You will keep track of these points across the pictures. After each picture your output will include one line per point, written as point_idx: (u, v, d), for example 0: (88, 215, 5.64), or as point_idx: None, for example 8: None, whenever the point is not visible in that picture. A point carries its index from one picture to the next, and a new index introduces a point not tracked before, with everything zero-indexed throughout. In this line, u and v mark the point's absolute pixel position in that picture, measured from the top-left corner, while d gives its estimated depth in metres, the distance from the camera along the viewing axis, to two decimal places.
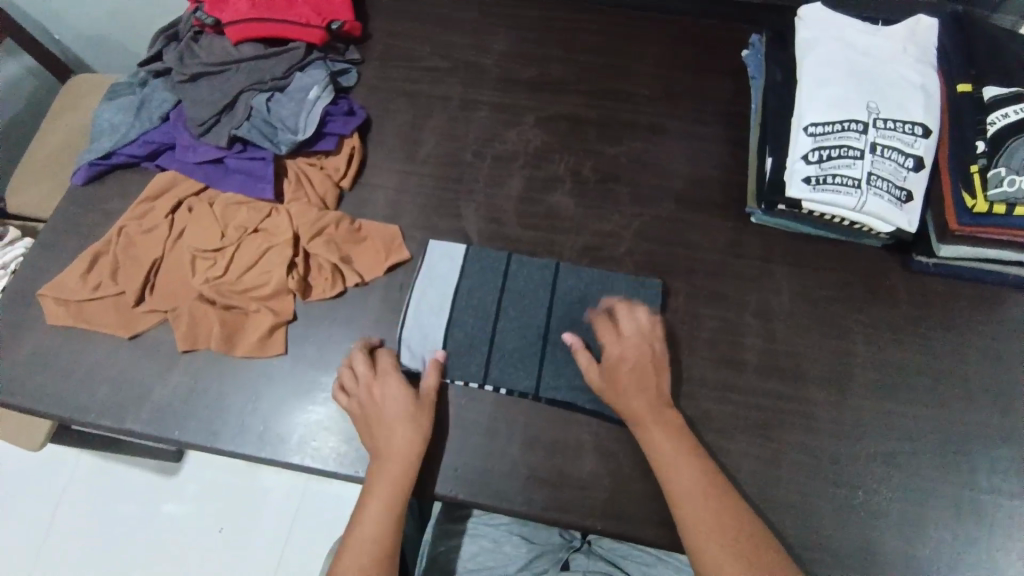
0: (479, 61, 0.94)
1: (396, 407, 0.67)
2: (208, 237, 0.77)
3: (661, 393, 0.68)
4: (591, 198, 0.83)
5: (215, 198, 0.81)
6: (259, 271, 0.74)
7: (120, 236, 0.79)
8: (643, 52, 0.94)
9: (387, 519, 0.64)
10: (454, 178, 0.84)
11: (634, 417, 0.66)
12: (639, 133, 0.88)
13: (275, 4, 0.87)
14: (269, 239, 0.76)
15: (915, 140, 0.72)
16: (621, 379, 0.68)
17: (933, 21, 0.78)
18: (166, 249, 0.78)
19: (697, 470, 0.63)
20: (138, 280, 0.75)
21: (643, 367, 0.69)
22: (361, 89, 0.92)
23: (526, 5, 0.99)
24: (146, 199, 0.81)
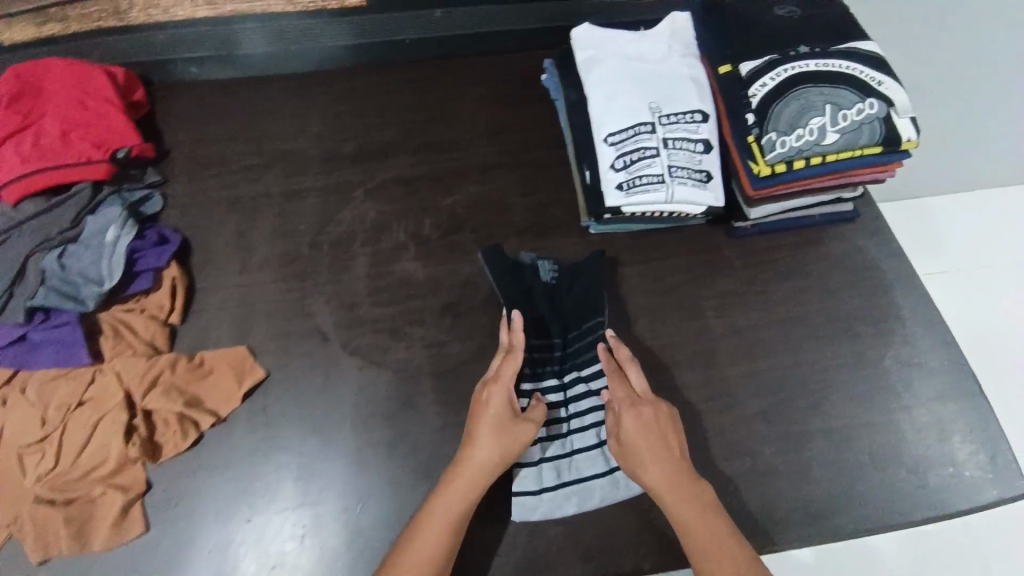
0: (296, 148, 0.91)
1: (494, 422, 0.66)
2: (28, 428, 0.68)
3: (680, 459, 0.66)
4: (438, 255, 0.82)
5: (26, 380, 0.72)
6: (97, 447, 0.66)
7: None
8: (454, 99, 0.96)
9: (447, 537, 0.61)
10: (294, 274, 0.80)
11: (655, 487, 0.64)
12: (470, 177, 0.89)
13: (48, 150, 0.80)
14: (98, 407, 0.68)
15: (699, 123, 0.78)
16: (638, 443, 0.65)
17: (687, 16, 0.85)
18: None
19: (715, 527, 0.62)
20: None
21: (655, 433, 0.66)
22: (171, 211, 0.86)
23: (330, 80, 0.98)
24: None
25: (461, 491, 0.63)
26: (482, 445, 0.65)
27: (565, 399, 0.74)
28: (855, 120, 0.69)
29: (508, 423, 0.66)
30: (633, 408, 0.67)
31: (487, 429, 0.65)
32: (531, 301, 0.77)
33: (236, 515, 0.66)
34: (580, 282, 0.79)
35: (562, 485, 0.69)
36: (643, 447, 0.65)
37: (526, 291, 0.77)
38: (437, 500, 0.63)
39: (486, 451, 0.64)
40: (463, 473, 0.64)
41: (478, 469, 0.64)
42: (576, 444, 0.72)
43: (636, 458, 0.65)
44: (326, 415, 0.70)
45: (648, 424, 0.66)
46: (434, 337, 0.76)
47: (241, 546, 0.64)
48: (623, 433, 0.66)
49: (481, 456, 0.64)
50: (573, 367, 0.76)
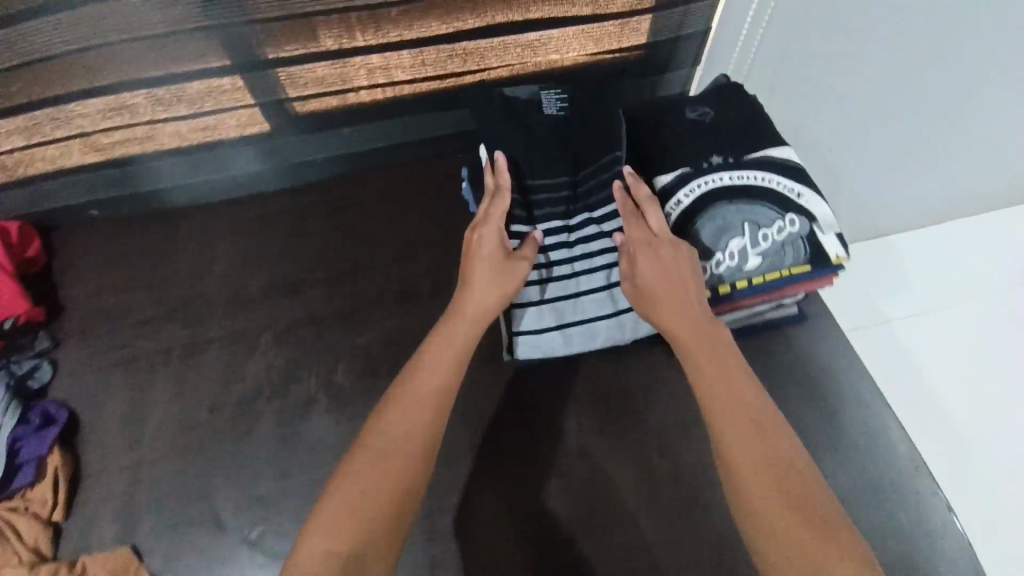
0: (202, 291, 0.86)
1: (487, 263, 0.66)
2: None
3: (700, 304, 0.61)
4: (352, 407, 0.75)
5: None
6: None
7: None
8: (369, 220, 0.90)
9: (445, 386, 0.59)
10: (193, 446, 0.73)
11: (672, 330, 0.60)
12: (387, 309, 0.83)
13: None
14: None
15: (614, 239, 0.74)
16: (651, 281, 0.62)
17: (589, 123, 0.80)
18: None
19: (750, 399, 0.55)
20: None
21: (672, 274, 0.62)
22: (63, 379, 0.79)
23: (239, 209, 0.93)
24: None
25: (448, 339, 0.62)
26: (477, 287, 0.65)
27: (569, 243, 0.74)
28: (776, 240, 0.64)
29: (500, 261, 0.67)
30: (648, 249, 0.64)
31: (480, 270, 0.66)
32: (530, 133, 0.77)
33: None
34: (593, 119, 0.77)
35: (565, 324, 0.72)
36: (659, 287, 0.62)
37: (529, 132, 0.77)
38: (434, 348, 0.62)
39: (477, 296, 0.65)
40: (463, 310, 0.64)
41: (478, 301, 0.64)
42: (584, 286, 0.73)
43: (650, 298, 0.62)
44: None
45: (666, 262, 0.63)
46: None
47: None
48: (636, 271, 0.64)
49: (473, 301, 0.64)
50: (585, 207, 0.76)
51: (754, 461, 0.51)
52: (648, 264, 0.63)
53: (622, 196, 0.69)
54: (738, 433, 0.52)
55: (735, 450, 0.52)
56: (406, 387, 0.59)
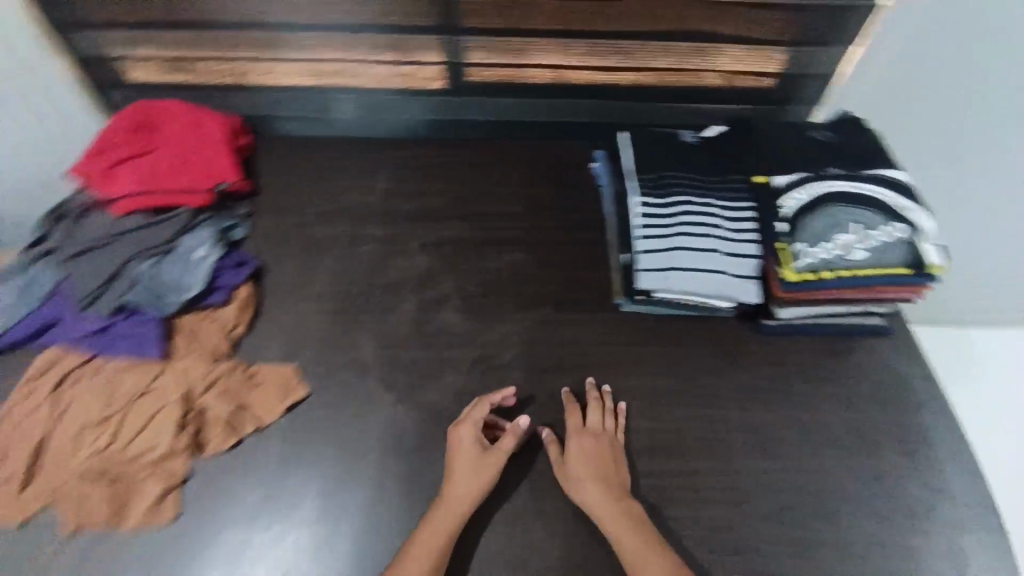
0: (369, 200, 1.04)
1: (467, 461, 0.73)
2: (95, 406, 0.77)
3: (619, 484, 0.73)
4: (479, 311, 0.90)
5: (87, 372, 0.81)
6: (149, 435, 0.74)
7: (4, 421, 0.78)
8: (512, 175, 1.07)
9: (426, 565, 0.66)
10: (349, 310, 0.90)
11: (597, 509, 0.71)
12: (516, 246, 0.98)
13: (163, 176, 0.95)
14: (158, 399, 0.77)
15: (737, 215, 0.84)
16: (578, 469, 0.73)
17: (722, 126, 0.94)
18: (50, 427, 0.76)
19: (668, 571, 0.66)
20: (18, 470, 0.73)
21: (598, 459, 0.74)
22: (254, 238, 0.98)
23: (409, 146, 1.12)
24: (32, 376, 0.81)
25: (427, 527, 0.69)
26: (456, 481, 0.72)
27: (690, 213, 0.84)
28: (878, 241, 0.77)
29: (479, 457, 0.73)
30: (577, 436, 0.76)
31: (461, 467, 0.73)
32: (667, 141, 0.92)
33: (258, 520, 0.72)
34: (726, 144, 0.91)
35: (673, 276, 0.81)
36: (589, 473, 0.73)
37: (671, 146, 0.92)
38: (416, 539, 0.68)
39: (456, 489, 0.71)
40: (446, 500, 0.71)
41: (456, 500, 0.70)
42: (697, 250, 0.82)
43: (577, 481, 0.73)
44: (355, 442, 0.77)
45: (588, 444, 0.75)
46: (464, 384, 0.82)
47: (255, 550, 0.70)
48: (567, 458, 0.75)
49: (454, 494, 0.71)
50: (707, 191, 0.86)
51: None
52: (583, 451, 0.75)
53: (566, 390, 0.82)
54: None
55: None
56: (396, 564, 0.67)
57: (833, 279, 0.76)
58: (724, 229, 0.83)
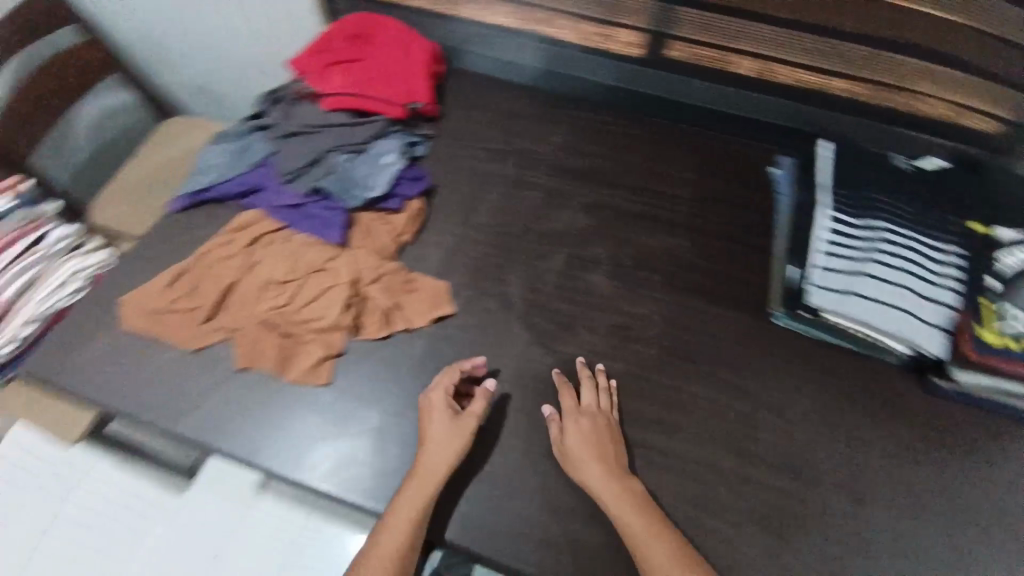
0: (539, 149, 1.07)
1: (444, 422, 0.74)
2: (280, 268, 0.86)
3: (615, 464, 0.72)
4: (626, 282, 0.90)
5: (274, 235, 0.90)
6: (319, 306, 0.83)
7: (201, 258, 0.88)
8: (685, 159, 1.05)
9: (411, 525, 0.68)
10: (503, 247, 0.93)
11: (599, 489, 0.70)
12: (675, 229, 0.96)
13: (368, 84, 1.02)
14: (332, 277, 0.85)
15: (937, 260, 0.82)
16: (579, 451, 0.72)
17: (937, 166, 0.91)
18: (239, 275, 0.86)
19: (670, 554, 0.65)
20: (209, 301, 0.83)
21: (597, 441, 0.73)
22: (429, 159, 1.04)
23: (587, 107, 1.13)
24: (233, 228, 0.91)
25: (408, 489, 0.70)
26: (433, 449, 0.72)
27: (881, 244, 0.83)
28: None
29: (452, 422, 0.74)
30: (574, 415, 0.75)
31: (437, 434, 0.73)
32: (875, 169, 0.92)
33: (393, 408, 0.79)
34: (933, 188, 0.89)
35: (851, 300, 0.80)
36: (585, 454, 0.72)
37: (879, 174, 0.91)
38: (399, 503, 0.70)
39: (433, 453, 0.72)
40: (422, 468, 0.71)
41: (436, 462, 0.71)
42: (880, 281, 0.81)
43: (576, 460, 0.72)
44: (487, 369, 0.82)
45: (592, 430, 0.74)
46: (599, 345, 0.84)
47: (387, 434, 0.77)
48: (565, 439, 0.74)
49: (430, 458, 0.72)
50: (905, 227, 0.85)
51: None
52: (578, 429, 0.74)
53: (556, 372, 0.80)
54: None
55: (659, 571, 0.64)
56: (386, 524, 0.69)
57: None
58: (914, 270, 0.81)
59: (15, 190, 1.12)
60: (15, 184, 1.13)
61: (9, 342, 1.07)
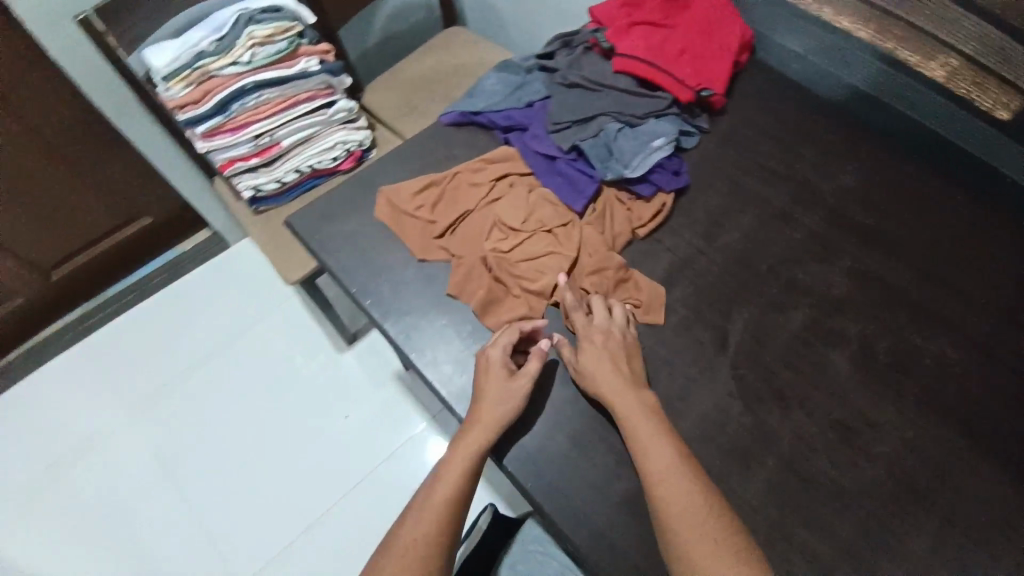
0: (821, 186, 0.92)
1: (498, 374, 0.74)
2: (514, 215, 0.87)
3: (623, 375, 0.71)
4: (872, 377, 0.76)
5: (517, 177, 0.92)
6: (537, 267, 0.83)
7: (452, 176, 0.93)
8: (1013, 264, 0.82)
9: (469, 468, 0.69)
10: (740, 279, 0.84)
11: (605, 395, 0.70)
12: (961, 343, 0.77)
13: (667, 55, 0.95)
14: (557, 244, 0.85)
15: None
16: (590, 366, 0.72)
17: None
18: (478, 206, 0.90)
19: (671, 460, 0.63)
20: (444, 222, 0.89)
21: (606, 358, 0.73)
22: (692, 155, 0.96)
23: (904, 155, 0.93)
24: (487, 160, 0.94)
25: (467, 436, 0.71)
26: (490, 404, 0.72)
27: None
28: None
29: (507, 379, 0.73)
30: (584, 331, 0.76)
31: (493, 388, 0.73)
32: None
33: (568, 395, 0.77)
34: None
35: None
36: (595, 365, 0.72)
37: None
38: (453, 452, 0.70)
39: (489, 401, 0.72)
40: (479, 417, 0.72)
41: (494, 412, 0.72)
42: None
43: (587, 370, 0.72)
44: (675, 401, 0.76)
45: (593, 352, 0.73)
46: (809, 433, 0.73)
47: (555, 417, 0.76)
48: (579, 357, 0.74)
49: (486, 407, 0.72)
50: None
51: (676, 485, 0.61)
52: (587, 343, 0.74)
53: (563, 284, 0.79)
54: (663, 481, 0.61)
55: (654, 468, 0.63)
56: (445, 471, 0.68)
57: None
58: None
59: (325, 57, 1.18)
60: (327, 52, 1.18)
61: (275, 181, 1.24)
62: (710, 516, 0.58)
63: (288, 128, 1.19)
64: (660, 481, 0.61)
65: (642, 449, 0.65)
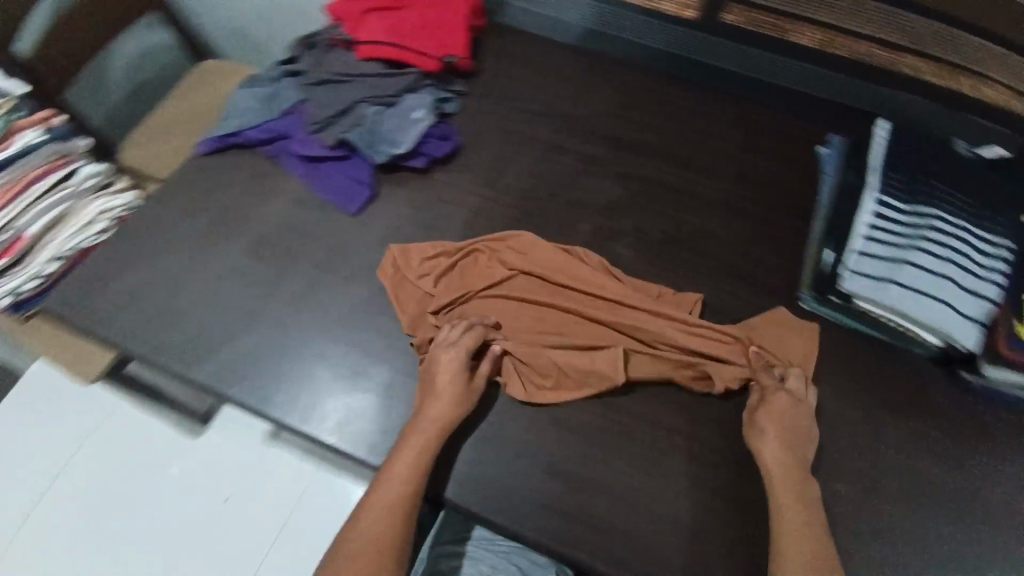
0: (574, 113, 1.03)
1: (450, 378, 0.75)
2: (557, 313, 0.82)
3: (796, 440, 0.71)
4: (652, 257, 0.89)
5: (540, 253, 0.87)
6: (553, 327, 0.81)
7: (471, 251, 0.87)
8: (728, 132, 1.00)
9: (419, 467, 0.70)
10: (528, 214, 0.92)
11: (770, 462, 0.70)
12: (709, 206, 0.93)
13: (404, 31, 0.99)
14: (591, 305, 0.82)
15: (990, 247, 0.77)
16: (766, 425, 0.72)
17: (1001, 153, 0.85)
18: (494, 286, 0.84)
19: (802, 522, 0.66)
20: (447, 296, 0.83)
21: (788, 423, 0.72)
22: (460, 117, 1.01)
23: (630, 70, 1.07)
24: (509, 240, 0.88)
25: (417, 435, 0.72)
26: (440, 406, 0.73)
27: (938, 232, 0.77)
28: None
29: (466, 384, 0.75)
30: (773, 396, 0.74)
31: (442, 387, 0.74)
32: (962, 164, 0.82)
33: (405, 368, 0.81)
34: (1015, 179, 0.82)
35: (881, 298, 0.76)
36: (768, 426, 0.72)
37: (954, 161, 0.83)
38: (401, 452, 0.71)
39: (440, 405, 0.73)
40: (425, 417, 0.73)
41: (442, 410, 0.73)
42: (926, 272, 0.76)
43: (762, 432, 0.72)
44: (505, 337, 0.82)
45: (775, 430, 0.71)
46: None
47: (397, 391, 0.79)
48: (757, 411, 0.73)
49: (436, 409, 0.73)
50: (962, 216, 0.78)
51: (802, 552, 0.64)
52: (776, 404, 0.73)
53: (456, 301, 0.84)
54: (787, 539, 0.65)
55: (782, 528, 0.66)
56: (392, 472, 0.70)
57: None
58: (962, 264, 0.76)
59: (48, 123, 1.06)
60: (48, 117, 1.06)
61: (32, 278, 1.09)
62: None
63: (29, 213, 1.04)
64: (784, 550, 0.65)
65: (781, 510, 0.67)
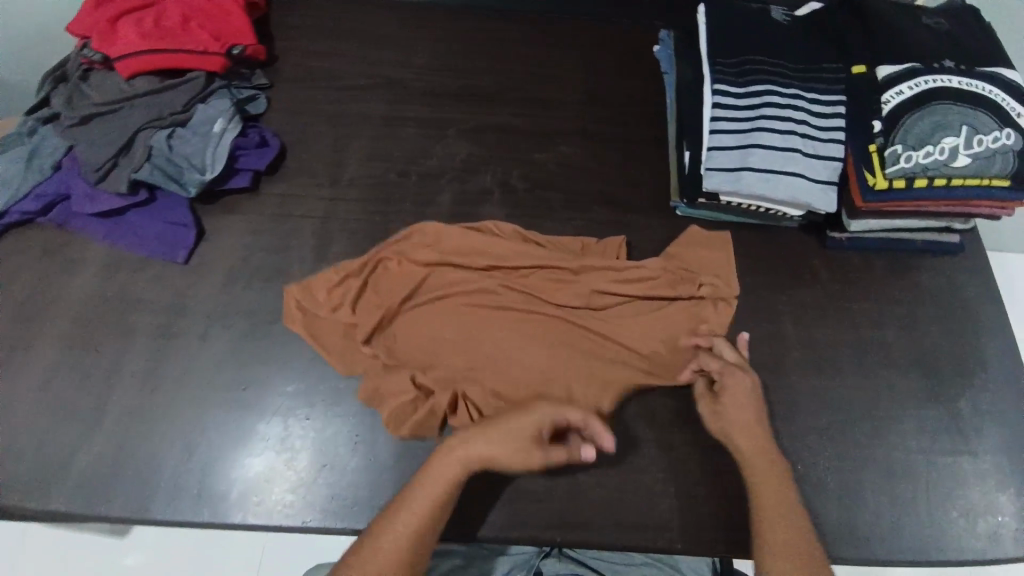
0: (401, 75, 0.92)
1: (543, 415, 0.63)
2: (498, 305, 0.76)
3: (761, 413, 0.67)
4: (523, 208, 0.84)
5: (461, 241, 0.79)
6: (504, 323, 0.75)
7: (382, 260, 0.78)
8: (565, 54, 0.95)
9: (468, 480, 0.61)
10: (383, 201, 0.84)
11: (737, 435, 0.66)
12: (566, 138, 0.88)
13: (168, 31, 0.83)
14: (528, 288, 0.77)
15: (828, 108, 0.77)
16: (733, 402, 0.67)
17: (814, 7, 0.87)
18: (415, 293, 0.77)
19: (783, 494, 0.60)
20: (370, 321, 0.74)
21: (745, 398, 0.67)
22: (273, 116, 0.89)
23: (447, 14, 0.98)
24: (419, 234, 0.80)
25: (488, 447, 0.61)
26: (507, 425, 0.62)
27: (775, 103, 0.76)
28: (990, 147, 0.70)
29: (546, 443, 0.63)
30: (727, 372, 0.69)
31: (532, 418, 0.63)
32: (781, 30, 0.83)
33: (296, 413, 0.72)
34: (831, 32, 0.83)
35: (742, 189, 0.75)
36: (731, 402, 0.67)
37: (774, 28, 0.83)
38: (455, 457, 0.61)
39: (517, 429, 0.62)
40: (504, 435, 0.62)
41: (524, 430, 0.62)
42: (779, 147, 0.75)
43: (727, 408, 0.67)
44: (397, 344, 0.75)
45: (738, 411, 0.66)
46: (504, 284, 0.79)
47: (296, 442, 0.70)
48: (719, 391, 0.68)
49: (514, 431, 0.62)
50: (793, 84, 0.78)
51: (782, 525, 0.58)
52: (731, 381, 0.68)
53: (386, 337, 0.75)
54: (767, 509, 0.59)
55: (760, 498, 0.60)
56: (439, 482, 0.60)
57: (938, 187, 0.71)
58: (806, 129, 0.76)
59: None
60: None
61: None
62: (808, 553, 0.55)
63: None
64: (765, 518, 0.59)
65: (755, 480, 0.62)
